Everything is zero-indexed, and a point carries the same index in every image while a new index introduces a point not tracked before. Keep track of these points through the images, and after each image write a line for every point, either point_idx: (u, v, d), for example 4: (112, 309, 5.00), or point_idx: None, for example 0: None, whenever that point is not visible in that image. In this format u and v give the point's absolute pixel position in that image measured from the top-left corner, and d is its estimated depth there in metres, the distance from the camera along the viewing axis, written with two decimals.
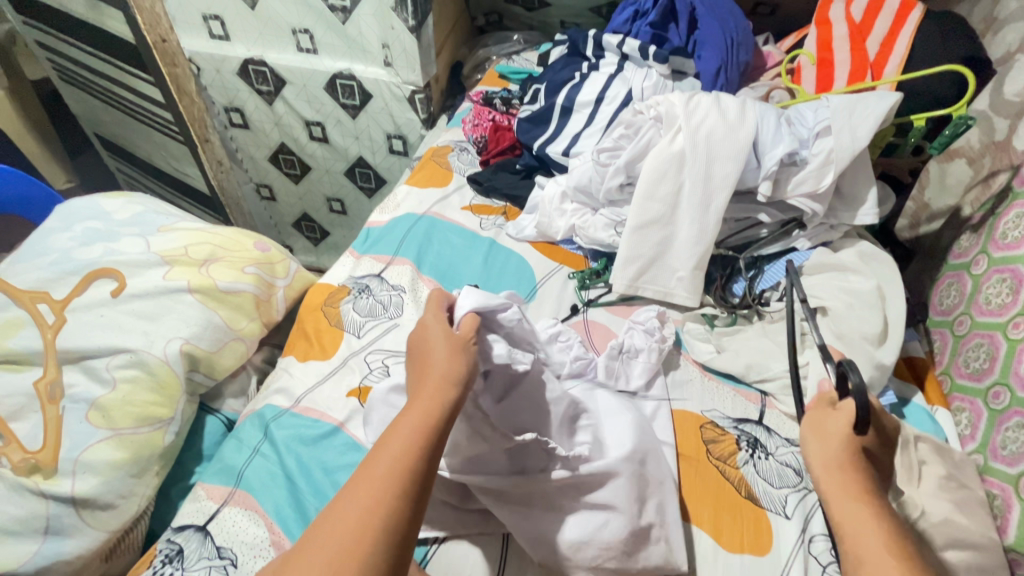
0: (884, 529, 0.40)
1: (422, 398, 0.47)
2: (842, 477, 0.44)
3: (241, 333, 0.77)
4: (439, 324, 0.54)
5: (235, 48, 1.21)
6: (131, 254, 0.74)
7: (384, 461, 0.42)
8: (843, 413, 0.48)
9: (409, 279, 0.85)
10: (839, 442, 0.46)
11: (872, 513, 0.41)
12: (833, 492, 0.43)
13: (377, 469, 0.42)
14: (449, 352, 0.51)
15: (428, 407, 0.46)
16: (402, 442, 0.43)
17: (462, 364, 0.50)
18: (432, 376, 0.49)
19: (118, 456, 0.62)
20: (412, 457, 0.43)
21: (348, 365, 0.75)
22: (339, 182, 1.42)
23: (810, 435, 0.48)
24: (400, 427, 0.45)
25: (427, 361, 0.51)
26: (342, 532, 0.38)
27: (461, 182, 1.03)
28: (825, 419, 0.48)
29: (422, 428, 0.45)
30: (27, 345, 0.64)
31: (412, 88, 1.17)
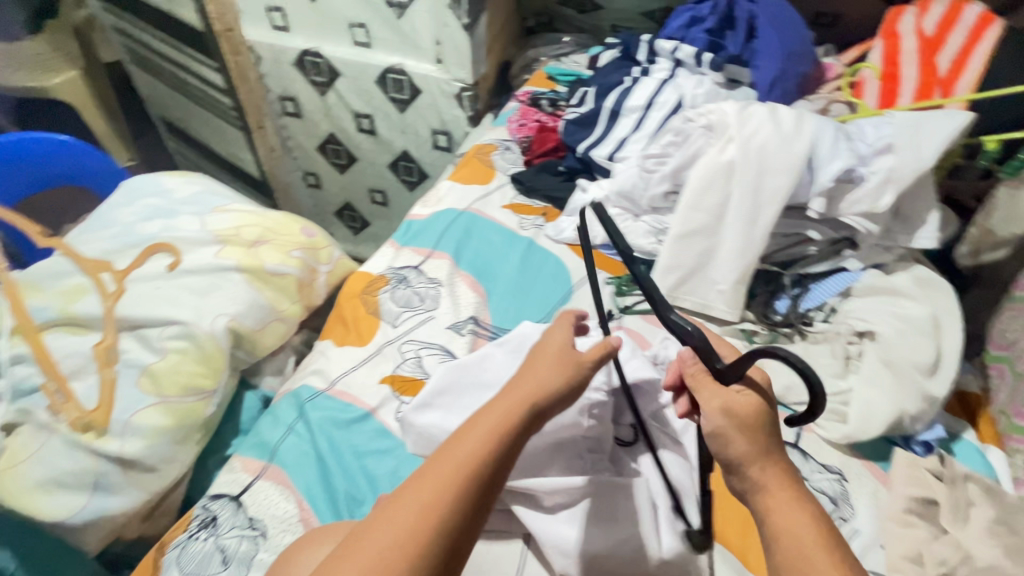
0: (817, 525, 0.41)
1: (506, 403, 0.46)
2: (771, 470, 0.44)
3: (282, 314, 0.80)
4: (559, 334, 0.53)
5: (294, 39, 1.26)
6: (186, 232, 0.78)
7: (453, 458, 0.41)
8: (748, 398, 0.46)
9: (446, 274, 0.86)
10: (750, 427, 0.45)
11: (803, 506, 0.42)
12: (770, 488, 0.43)
13: (444, 465, 0.41)
14: (552, 365, 0.49)
15: (509, 411, 0.45)
16: (475, 442, 0.42)
17: (563, 380, 0.48)
18: (524, 385, 0.47)
19: (164, 422, 0.65)
20: (481, 462, 0.41)
21: (383, 353, 0.76)
22: (383, 174, 1.45)
23: (724, 420, 0.45)
24: (477, 427, 0.44)
25: (527, 370, 0.49)
26: (398, 522, 0.38)
27: (503, 181, 1.04)
28: (731, 401, 0.46)
29: (498, 430, 0.43)
30: (89, 310, 0.68)
31: (461, 85, 1.19)
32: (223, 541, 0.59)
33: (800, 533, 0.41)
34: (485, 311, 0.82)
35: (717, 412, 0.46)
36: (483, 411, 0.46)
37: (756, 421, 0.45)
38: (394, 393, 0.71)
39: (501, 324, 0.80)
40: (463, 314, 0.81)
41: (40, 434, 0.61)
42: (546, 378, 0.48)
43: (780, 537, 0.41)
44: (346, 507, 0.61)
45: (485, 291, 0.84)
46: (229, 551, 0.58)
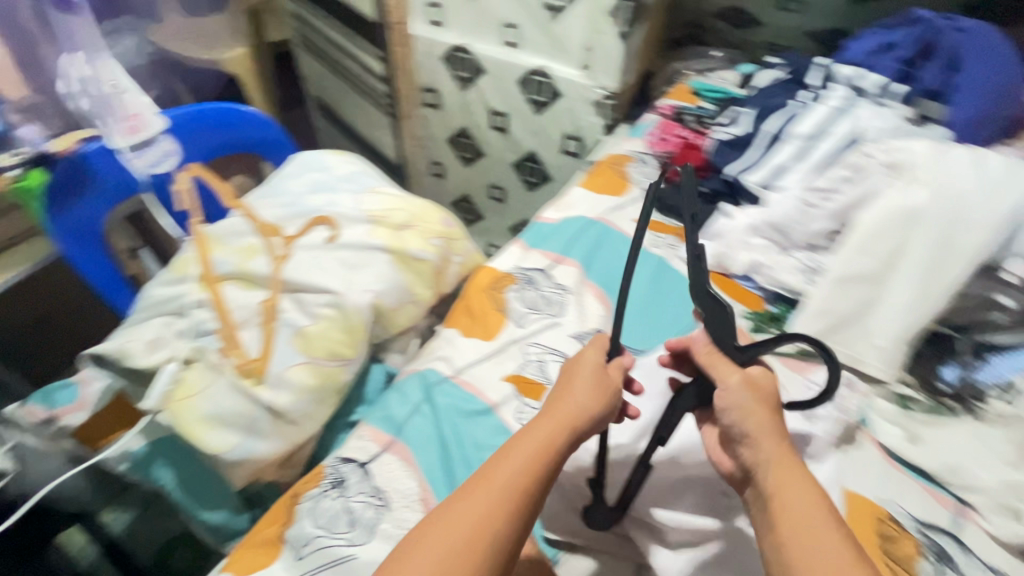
0: (822, 513, 0.43)
1: (548, 424, 0.50)
2: (781, 453, 0.46)
3: (416, 297, 0.83)
4: (593, 351, 0.56)
5: (447, 34, 1.30)
6: (344, 208, 0.84)
7: (502, 476, 0.46)
8: (764, 375, 0.51)
9: (575, 282, 0.86)
10: (766, 405, 0.49)
11: (813, 494, 0.44)
12: (782, 473, 0.45)
13: (496, 481, 0.46)
14: (587, 387, 0.53)
15: (551, 435, 0.49)
16: (520, 460, 0.47)
17: (598, 402, 0.52)
18: (563, 405, 0.52)
19: (309, 381, 0.70)
20: (526, 481, 0.46)
21: (507, 351, 0.77)
22: (505, 171, 1.48)
23: (743, 396, 0.49)
24: (522, 445, 0.48)
25: (567, 390, 0.53)
26: (456, 529, 0.43)
27: (638, 195, 1.01)
28: (751, 377, 0.50)
29: (540, 452, 0.48)
30: (259, 268, 0.75)
31: (604, 93, 1.17)
32: (351, 503, 0.62)
33: (809, 518, 0.43)
34: (611, 326, 0.80)
35: (741, 386, 0.49)
36: (527, 429, 0.50)
37: (770, 401, 0.50)
38: (517, 394, 0.72)
39: (630, 343, 0.78)
40: (589, 326, 0.80)
41: (209, 374, 0.68)
42: (581, 398, 0.52)
43: (790, 522, 0.43)
44: None
45: (613, 306, 0.83)
46: (356, 514, 0.61)
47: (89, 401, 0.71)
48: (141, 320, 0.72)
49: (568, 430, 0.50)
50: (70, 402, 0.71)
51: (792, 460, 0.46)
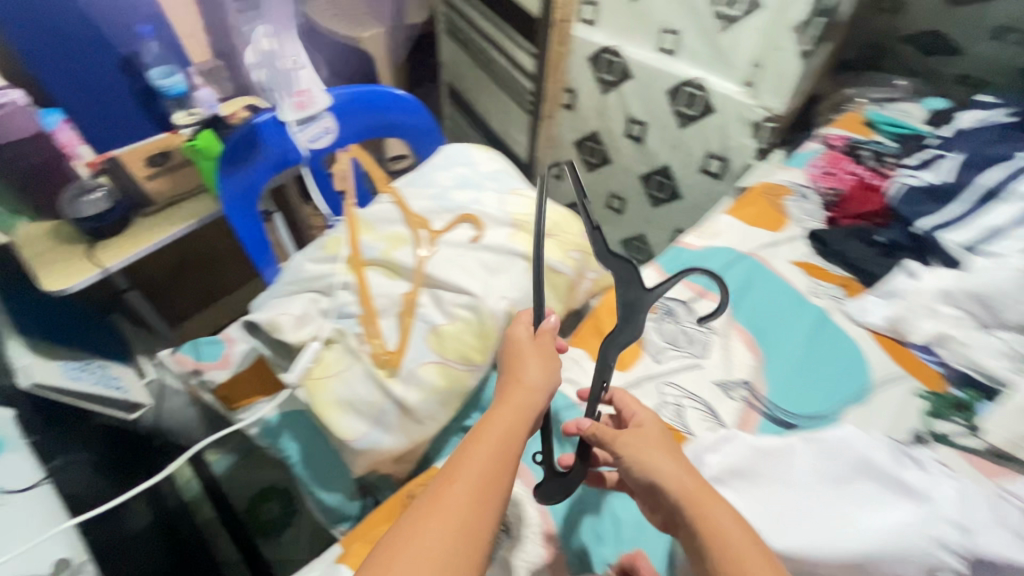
0: (740, 524, 0.45)
1: (511, 409, 0.52)
2: (684, 480, 0.49)
3: (547, 310, 0.79)
4: (523, 331, 0.61)
5: (596, 34, 1.24)
6: (489, 208, 0.81)
7: (482, 461, 0.47)
8: (652, 424, 0.56)
9: (721, 321, 0.78)
10: (659, 448, 0.52)
11: (728, 513, 0.47)
12: (690, 498, 0.47)
13: (477, 468, 0.46)
14: (537, 369, 0.57)
15: (513, 421, 0.51)
16: (494, 443, 0.48)
17: (545, 379, 0.57)
18: (519, 389, 0.55)
19: (438, 380, 0.69)
20: (504, 462, 0.48)
21: (641, 387, 0.71)
22: (631, 182, 1.40)
23: (631, 447, 0.53)
24: (492, 430, 0.50)
25: (518, 376, 0.56)
26: (451, 518, 0.42)
27: (796, 234, 0.91)
28: (643, 432, 0.54)
29: (505, 437, 0.49)
30: (403, 258, 0.74)
31: (766, 114, 1.07)
32: None
33: (730, 532, 0.44)
34: (760, 378, 0.72)
35: (635, 442, 0.53)
36: (492, 415, 0.52)
37: (663, 445, 0.54)
38: None
39: (781, 403, 0.70)
40: (735, 375, 0.72)
41: (347, 357, 0.68)
42: (532, 380, 0.56)
43: (711, 538, 0.45)
44: (586, 536, 0.63)
45: (763, 355, 0.75)
46: None
47: (232, 360, 0.74)
48: (289, 292, 0.73)
49: (530, 411, 0.53)
50: (214, 359, 0.74)
51: (699, 483, 0.49)
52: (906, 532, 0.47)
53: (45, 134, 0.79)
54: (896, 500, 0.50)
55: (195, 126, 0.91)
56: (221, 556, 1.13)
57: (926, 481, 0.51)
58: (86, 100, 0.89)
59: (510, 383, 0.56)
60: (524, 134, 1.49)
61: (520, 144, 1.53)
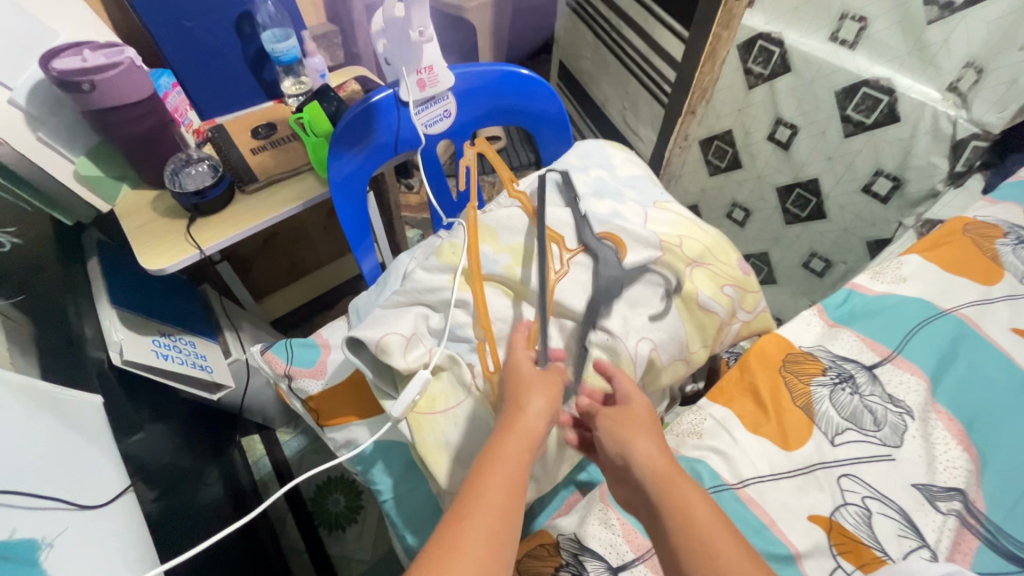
0: (719, 520, 0.40)
1: (515, 446, 0.43)
2: (657, 461, 0.45)
3: (690, 356, 0.65)
4: (525, 351, 0.53)
5: (753, 17, 1.05)
6: (632, 224, 0.68)
7: (488, 514, 0.38)
8: (642, 403, 0.51)
9: (919, 402, 0.61)
10: (637, 428, 0.48)
11: (705, 505, 0.41)
12: (664, 489, 0.43)
13: (479, 532, 0.37)
14: (542, 396, 0.47)
15: (518, 458, 0.42)
16: (500, 492, 0.39)
17: (550, 403, 0.47)
18: (522, 422, 0.45)
19: (563, 437, 0.57)
20: (512, 514, 0.39)
21: (814, 476, 0.56)
22: (764, 193, 1.21)
23: (611, 424, 0.49)
24: (496, 474, 0.41)
25: (521, 406, 0.47)
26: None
27: (1015, 290, 0.71)
28: (630, 407, 0.50)
29: (512, 479, 0.41)
30: (531, 279, 0.63)
31: (975, 131, 0.86)
32: None
33: (701, 516, 0.40)
34: (976, 488, 0.56)
35: (612, 410, 0.50)
36: (492, 453, 0.43)
37: (647, 426, 0.49)
38: (831, 547, 0.52)
39: (1015, 530, 0.53)
40: (942, 481, 0.56)
41: (458, 391, 0.58)
42: (539, 410, 0.46)
43: (680, 521, 0.41)
44: None
45: (980, 456, 0.58)
46: None
47: (327, 371, 0.67)
48: (395, 303, 0.64)
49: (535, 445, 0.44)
50: (308, 365, 0.67)
51: (674, 467, 0.45)
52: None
53: (159, 101, 0.73)
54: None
55: (305, 98, 0.83)
56: (285, 542, 1.10)
57: None
58: (198, 61, 0.82)
59: (511, 412, 0.46)
60: (642, 126, 1.32)
61: (635, 137, 1.37)
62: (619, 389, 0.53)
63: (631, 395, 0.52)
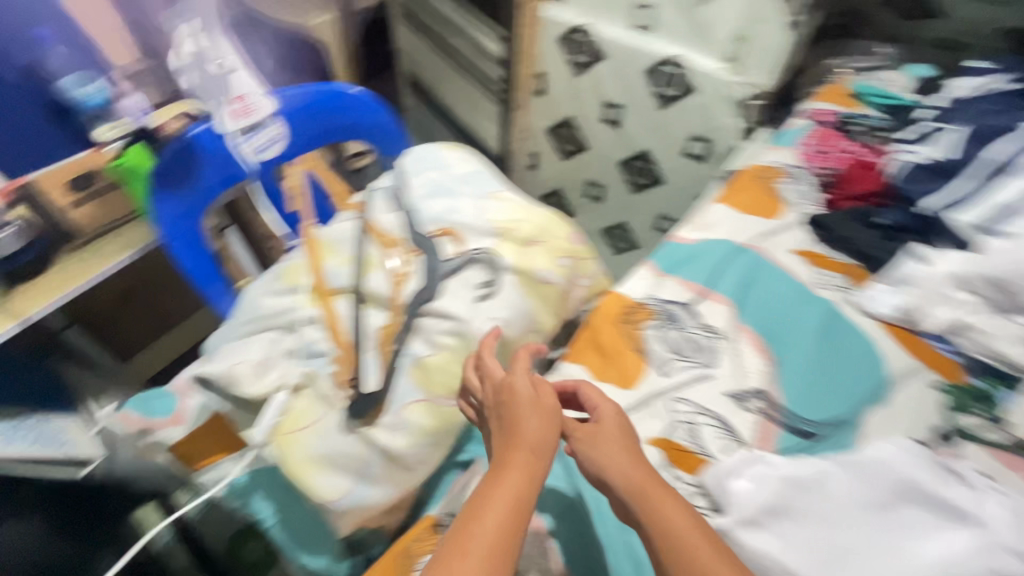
0: (691, 519, 0.45)
1: (517, 467, 0.47)
2: (635, 475, 0.49)
3: (540, 325, 0.72)
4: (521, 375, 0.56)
5: (566, 13, 1.16)
6: (466, 216, 0.74)
7: (490, 529, 0.42)
8: (613, 420, 0.55)
9: (727, 325, 0.73)
10: (620, 445, 0.52)
11: (678, 506, 0.46)
12: (647, 505, 0.46)
13: (483, 546, 0.40)
14: (535, 416, 0.52)
15: (522, 474, 0.47)
16: (500, 509, 0.43)
17: (544, 426, 0.52)
18: (519, 444, 0.50)
19: (427, 423, 0.61)
20: (513, 529, 0.42)
21: (651, 406, 0.65)
22: (610, 170, 1.34)
23: (590, 446, 0.52)
24: (499, 492, 0.44)
25: (517, 425, 0.52)
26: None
27: (793, 219, 0.86)
28: (608, 423, 0.54)
29: (511, 497, 0.44)
30: (376, 286, 0.67)
31: (753, 92, 1.01)
32: None
33: (680, 526, 0.44)
34: (773, 386, 0.67)
35: (592, 429, 0.54)
36: (495, 474, 0.47)
37: (629, 443, 0.53)
38: (666, 462, 0.60)
39: (800, 412, 0.65)
40: (749, 385, 0.66)
41: (319, 405, 0.60)
42: (531, 429, 0.51)
43: (654, 524, 0.45)
44: None
45: (775, 359, 0.70)
46: None
47: (186, 417, 0.63)
48: (244, 334, 0.65)
49: (537, 465, 0.48)
50: (165, 415, 0.64)
51: (645, 474, 0.49)
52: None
53: None
54: (950, 528, 0.46)
55: (123, 138, 0.77)
56: None
57: (977, 503, 0.47)
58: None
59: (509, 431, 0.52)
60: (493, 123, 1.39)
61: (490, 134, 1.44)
62: (596, 409, 0.56)
63: (602, 415, 0.55)
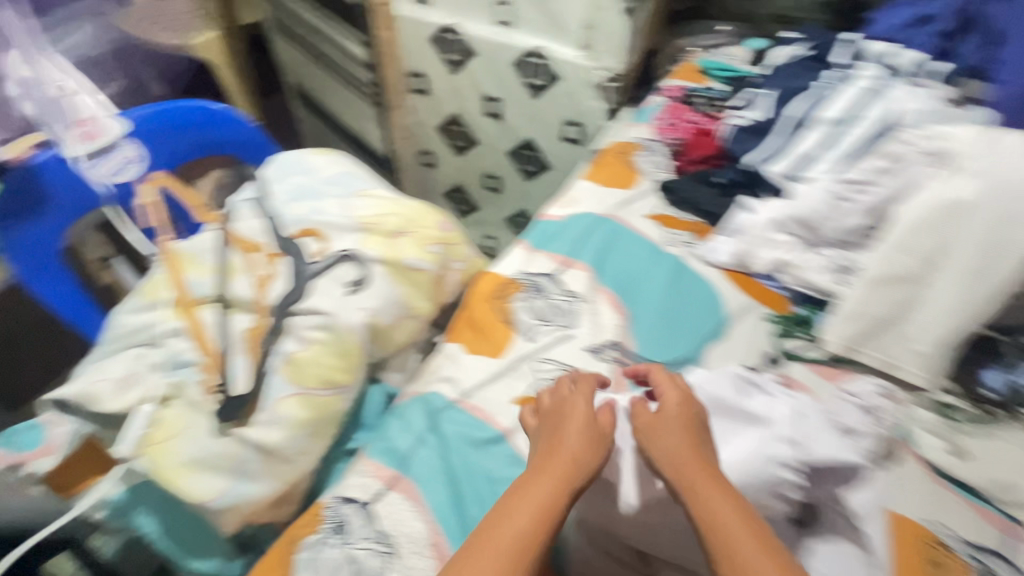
0: (744, 513, 0.44)
1: (547, 477, 0.48)
2: (687, 469, 0.48)
3: (415, 311, 0.76)
4: (577, 395, 0.56)
5: (434, 14, 1.20)
6: (331, 216, 0.77)
7: (511, 532, 0.43)
8: (680, 413, 0.53)
9: (586, 288, 0.79)
10: (681, 440, 0.51)
11: (729, 502, 0.45)
12: (701, 503, 0.45)
13: (503, 546, 0.42)
14: (579, 431, 0.52)
15: (556, 484, 0.47)
16: (530, 515, 0.44)
17: (589, 440, 0.51)
18: (560, 454, 0.50)
19: (301, 414, 0.63)
20: (534, 534, 0.44)
21: (517, 370, 0.71)
22: (502, 160, 1.39)
23: (651, 440, 0.52)
24: (525, 497, 0.46)
25: (560, 434, 0.52)
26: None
27: (647, 187, 0.94)
28: (669, 415, 0.53)
29: (541, 505, 0.45)
30: (241, 291, 0.69)
31: (608, 75, 1.10)
32: (353, 552, 0.57)
33: (732, 530, 0.43)
34: (627, 337, 0.74)
35: (649, 419, 0.53)
36: (528, 476, 0.48)
37: (693, 437, 0.51)
38: None
39: (648, 356, 0.72)
40: (604, 339, 0.73)
41: (190, 412, 0.62)
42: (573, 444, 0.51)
43: (702, 517, 0.44)
44: None
45: (629, 313, 0.77)
46: (360, 564, 0.56)
47: (56, 446, 0.64)
48: (109, 354, 0.66)
49: (573, 477, 0.48)
50: (31, 448, 0.63)
51: (701, 471, 0.47)
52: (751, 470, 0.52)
53: None
54: (749, 429, 0.56)
55: None
56: None
57: (764, 403, 0.57)
58: None
59: (551, 437, 0.52)
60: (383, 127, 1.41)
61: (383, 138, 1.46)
62: (662, 402, 0.55)
63: (666, 406, 0.54)
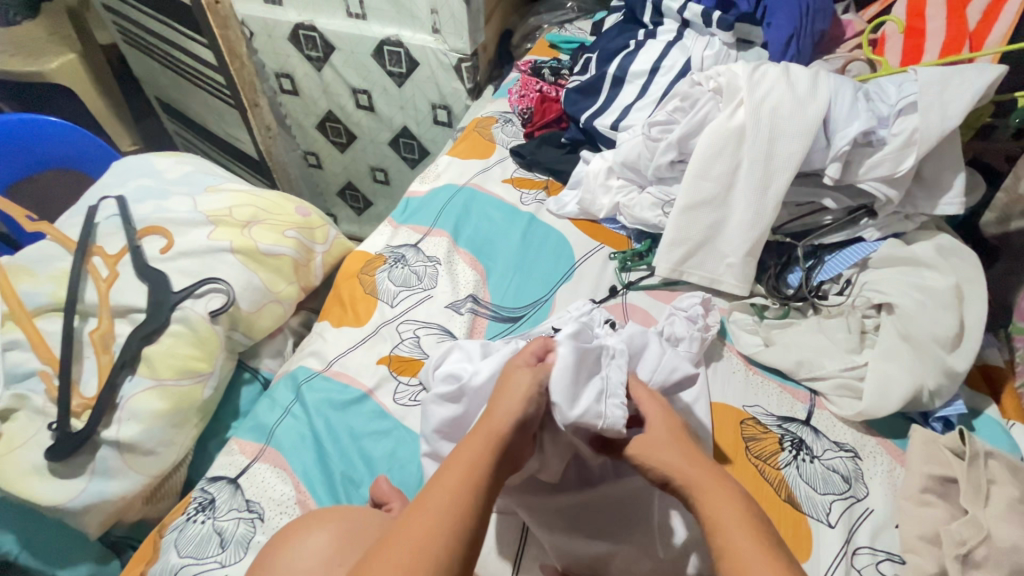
0: (743, 516, 0.44)
1: (476, 440, 0.47)
2: (694, 474, 0.48)
3: (279, 295, 0.77)
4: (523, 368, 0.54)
5: (288, 13, 1.21)
6: (178, 213, 0.77)
7: (438, 498, 0.42)
8: (665, 424, 0.53)
9: (445, 251, 0.84)
10: (680, 449, 0.50)
11: (734, 504, 0.45)
12: (705, 510, 0.45)
13: (432, 507, 0.42)
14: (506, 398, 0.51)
15: (486, 443, 0.47)
16: (459, 474, 0.44)
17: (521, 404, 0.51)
18: (483, 424, 0.49)
19: (158, 407, 0.63)
20: (465, 491, 0.43)
21: (380, 333, 0.74)
22: (383, 151, 1.41)
23: (645, 452, 0.51)
24: (454, 463, 0.46)
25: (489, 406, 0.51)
26: (402, 549, 0.39)
27: (504, 155, 1.00)
28: (657, 426, 0.53)
29: (471, 465, 0.45)
30: (86, 296, 0.69)
31: (460, 56, 1.15)
32: (219, 524, 0.58)
33: (732, 531, 0.43)
34: (483, 291, 0.79)
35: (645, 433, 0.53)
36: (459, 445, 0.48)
37: (684, 446, 0.51)
38: (391, 374, 0.70)
39: (503, 304, 0.78)
40: (462, 294, 0.79)
41: (36, 420, 0.61)
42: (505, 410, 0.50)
43: (709, 525, 0.44)
44: (343, 490, 0.61)
45: (485, 269, 0.82)
46: (226, 534, 0.57)
47: None
48: None
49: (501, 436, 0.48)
50: None
51: (706, 476, 0.47)
52: (587, 364, 0.55)
53: None
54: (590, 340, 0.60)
55: None
56: None
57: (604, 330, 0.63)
58: None
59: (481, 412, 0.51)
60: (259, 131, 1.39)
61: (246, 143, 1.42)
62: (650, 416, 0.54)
63: (652, 420, 0.54)
